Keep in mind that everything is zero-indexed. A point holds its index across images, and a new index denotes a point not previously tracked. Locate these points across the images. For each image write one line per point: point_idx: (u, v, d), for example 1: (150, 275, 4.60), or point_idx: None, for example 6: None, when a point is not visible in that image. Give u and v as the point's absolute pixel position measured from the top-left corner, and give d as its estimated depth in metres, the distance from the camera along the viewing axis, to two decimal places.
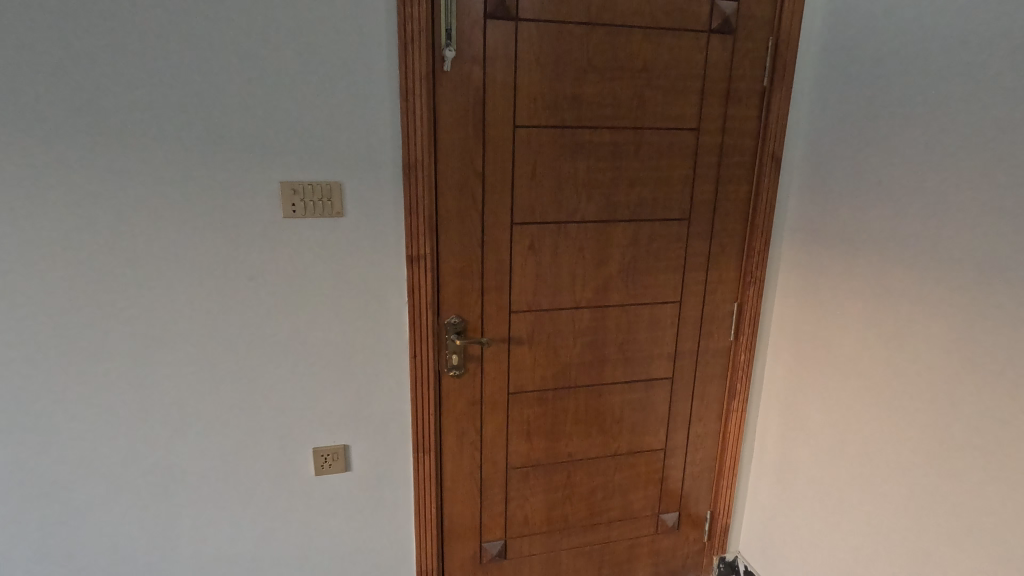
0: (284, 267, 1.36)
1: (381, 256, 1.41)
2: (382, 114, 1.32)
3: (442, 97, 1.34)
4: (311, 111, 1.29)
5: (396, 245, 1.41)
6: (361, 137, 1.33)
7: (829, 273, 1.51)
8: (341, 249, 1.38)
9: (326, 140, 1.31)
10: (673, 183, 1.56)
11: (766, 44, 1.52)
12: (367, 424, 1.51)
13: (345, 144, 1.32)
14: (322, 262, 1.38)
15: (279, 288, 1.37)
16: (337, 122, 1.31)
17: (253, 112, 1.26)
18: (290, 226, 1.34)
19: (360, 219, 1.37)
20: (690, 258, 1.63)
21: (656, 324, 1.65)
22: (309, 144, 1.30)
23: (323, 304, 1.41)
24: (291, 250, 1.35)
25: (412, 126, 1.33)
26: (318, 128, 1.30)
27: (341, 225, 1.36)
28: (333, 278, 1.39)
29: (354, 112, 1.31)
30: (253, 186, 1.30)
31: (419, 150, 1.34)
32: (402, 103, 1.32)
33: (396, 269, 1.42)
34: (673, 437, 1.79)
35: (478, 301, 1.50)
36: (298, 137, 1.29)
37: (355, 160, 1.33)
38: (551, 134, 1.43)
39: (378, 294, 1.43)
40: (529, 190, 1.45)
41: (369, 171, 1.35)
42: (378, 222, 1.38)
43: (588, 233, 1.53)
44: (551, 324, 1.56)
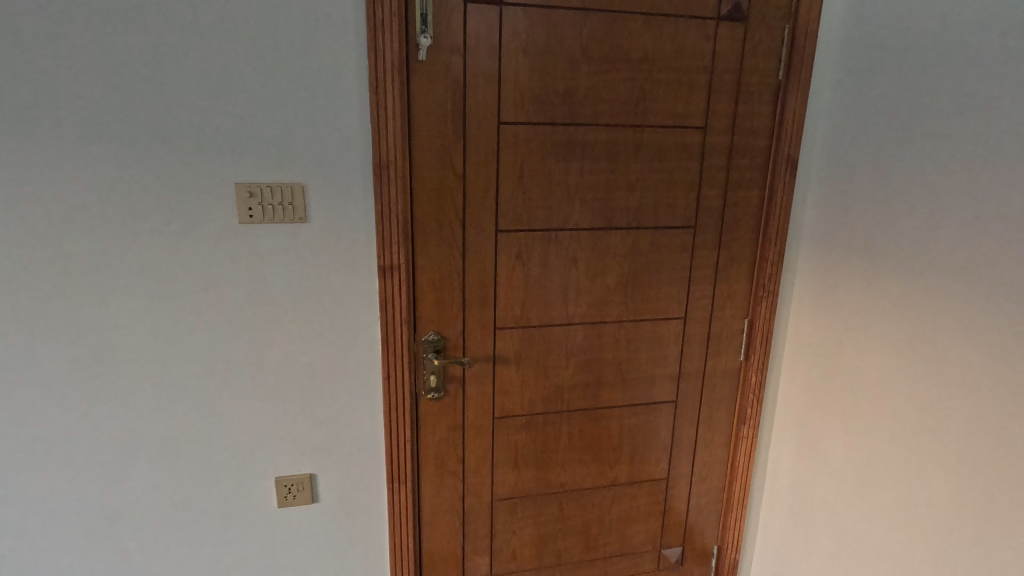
0: (241, 278, 1.22)
1: (350, 267, 1.27)
2: (350, 109, 1.19)
3: (418, 91, 1.21)
4: (270, 104, 1.15)
5: (368, 255, 1.27)
6: (326, 134, 1.19)
7: (851, 288, 1.35)
8: (305, 259, 1.24)
9: (287, 137, 1.17)
10: (677, 188, 1.41)
11: (781, 34, 1.37)
12: (336, 451, 1.36)
13: (308, 141, 1.18)
14: (284, 272, 1.24)
15: (236, 301, 1.23)
16: (299, 117, 1.17)
17: (205, 106, 1.13)
18: (248, 233, 1.20)
19: (326, 225, 1.23)
20: (696, 270, 1.48)
21: (658, 343, 1.50)
22: (268, 142, 1.17)
23: (285, 320, 1.27)
24: (249, 260, 1.21)
25: (383, 122, 1.19)
26: (278, 123, 1.17)
27: (305, 232, 1.23)
28: (296, 290, 1.25)
29: (318, 106, 1.17)
30: (206, 188, 1.17)
31: (392, 149, 1.20)
32: (371, 97, 1.18)
33: (367, 281, 1.28)
34: (677, 466, 1.63)
35: (459, 317, 1.35)
36: (255, 133, 1.16)
37: (320, 159, 1.20)
38: (540, 133, 1.29)
39: (347, 309, 1.29)
40: (516, 194, 1.31)
41: (335, 172, 1.21)
42: (346, 229, 1.24)
43: (581, 243, 1.38)
44: (541, 343, 1.41)
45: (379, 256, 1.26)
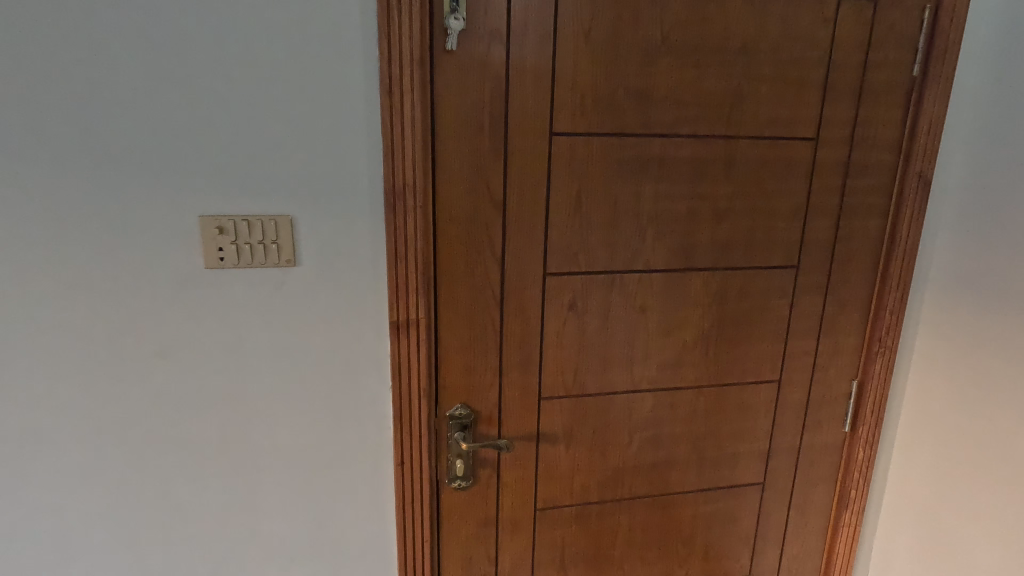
0: (210, 340, 0.92)
1: (355, 323, 0.96)
2: (354, 116, 0.88)
3: (445, 93, 0.90)
4: (247, 111, 0.85)
5: (377, 307, 0.96)
6: (323, 150, 0.88)
7: (1014, 354, 1.02)
8: (294, 314, 0.94)
9: (270, 154, 0.87)
10: (776, 218, 1.09)
11: (919, 16, 1.04)
12: (334, 555, 1.06)
13: (297, 159, 0.88)
14: (267, 331, 0.94)
15: (202, 370, 0.93)
16: (287, 128, 0.87)
17: (159, 112, 0.83)
18: (218, 281, 0.90)
19: (322, 270, 0.93)
20: (795, 321, 1.15)
21: (744, 413, 1.18)
22: (243, 161, 0.86)
23: (268, 393, 0.96)
24: (221, 316, 0.92)
25: (399, 134, 0.89)
26: (258, 136, 0.86)
27: (293, 279, 0.92)
28: (282, 354, 0.95)
29: (312, 113, 0.87)
30: (161, 223, 0.86)
31: (410, 171, 0.90)
32: (383, 100, 0.87)
33: (375, 342, 0.98)
34: (761, 560, 1.30)
35: (495, 384, 1.04)
36: (226, 150, 0.86)
37: (314, 183, 0.89)
38: (604, 148, 0.98)
39: (348, 378, 0.98)
40: (571, 228, 1.00)
41: (334, 200, 0.90)
42: (349, 275, 0.94)
43: (652, 289, 1.06)
44: (599, 416, 1.10)
45: (391, 309, 0.96)
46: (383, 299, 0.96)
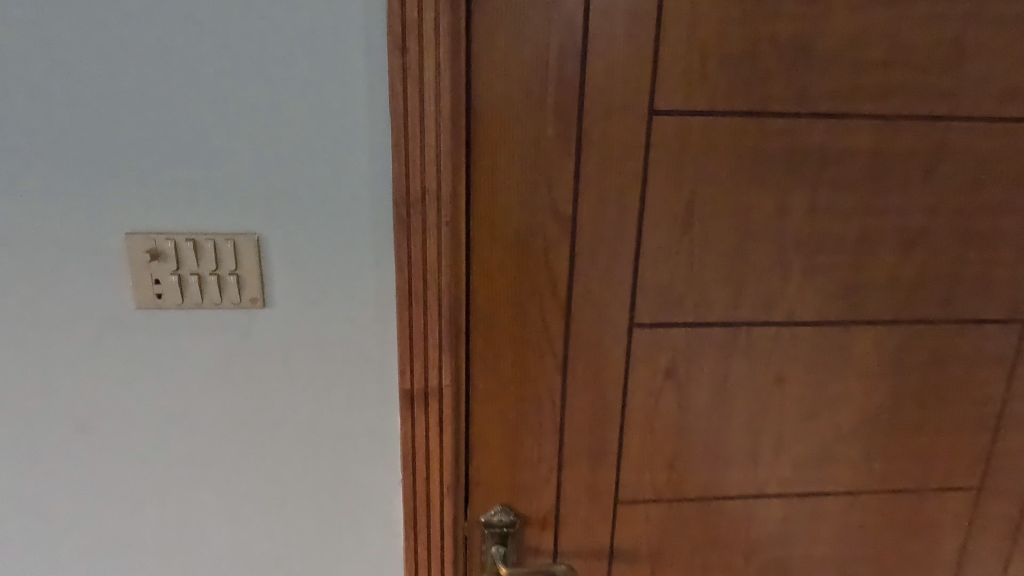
0: (149, 408, 0.65)
1: (352, 390, 0.66)
2: (351, 87, 0.58)
3: (489, 50, 0.59)
4: (191, 78, 0.56)
5: (383, 366, 0.66)
6: (303, 138, 0.59)
7: None
8: (265, 373, 0.65)
9: (227, 142, 0.58)
10: (1000, 246, 0.69)
11: None
12: None
13: (266, 151, 0.59)
14: (228, 398, 0.65)
15: (140, 450, 0.66)
16: (250, 104, 0.58)
17: (64, 81, 0.56)
18: (157, 328, 0.62)
19: (304, 314, 0.63)
20: (1014, 403, 0.75)
21: (920, 533, 0.79)
22: (187, 153, 0.58)
23: (232, 482, 0.68)
24: (162, 376, 0.64)
25: (416, 115, 0.58)
26: (208, 117, 0.57)
27: (263, 326, 0.63)
28: (251, 431, 0.67)
29: (285, 79, 0.57)
30: (73, 244, 0.59)
31: (431, 168, 0.60)
32: (393, 62, 0.57)
33: (380, 417, 0.68)
34: None
35: (551, 479, 0.72)
36: (164, 137, 0.58)
37: (290, 187, 0.60)
38: (733, 136, 0.63)
39: (341, 465, 0.69)
40: (675, 259, 0.66)
41: (322, 213, 0.61)
42: (343, 322, 0.64)
43: (794, 350, 0.70)
44: (701, 528, 0.75)
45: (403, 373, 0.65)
46: (393, 358, 0.66)
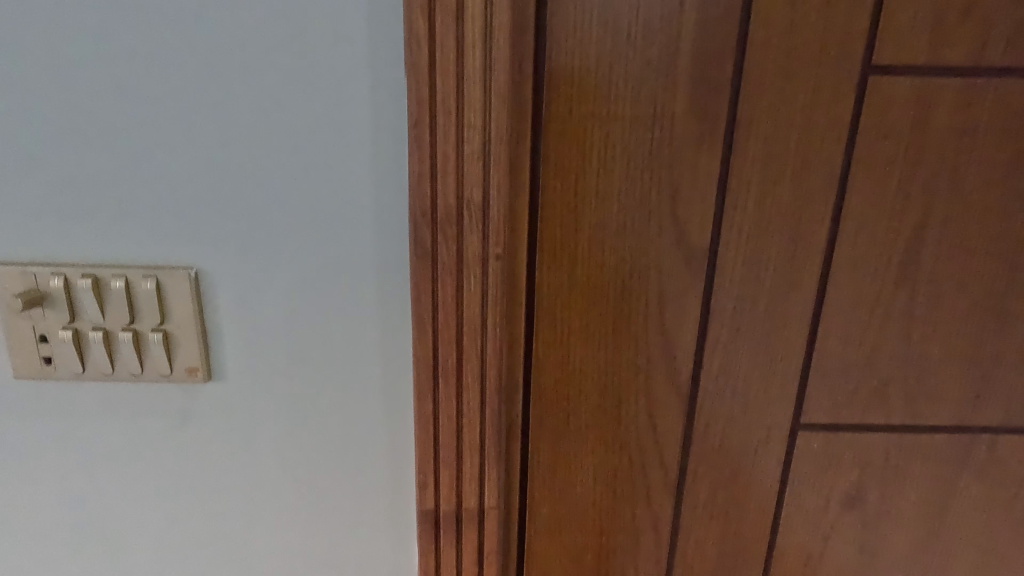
0: (43, 524, 0.43)
1: (345, 506, 0.43)
2: (343, 28, 0.34)
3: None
4: (85, 15, 0.34)
5: (392, 474, 0.43)
6: (266, 114, 0.36)
7: None
8: (212, 479, 0.42)
9: (146, 121, 0.36)
10: None
11: None
12: None
13: (209, 137, 0.36)
14: (161, 512, 0.43)
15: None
16: (179, 58, 0.35)
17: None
18: (49, 408, 0.41)
19: (271, 391, 0.41)
20: None
21: None
22: (85, 143, 0.36)
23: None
24: (62, 479, 0.42)
25: (452, 80, 0.34)
26: (114, 79, 0.35)
27: (210, 409, 0.41)
28: (195, 560, 0.44)
29: (238, 16, 0.34)
30: None
31: (474, 168, 0.36)
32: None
33: (387, 546, 0.44)
34: None
35: None
36: (47, 112, 0.36)
37: (246, 195, 0.37)
38: (1008, 113, 0.35)
39: None
40: (879, 323, 0.39)
41: (297, 238, 0.38)
42: (332, 406, 0.41)
43: None
44: None
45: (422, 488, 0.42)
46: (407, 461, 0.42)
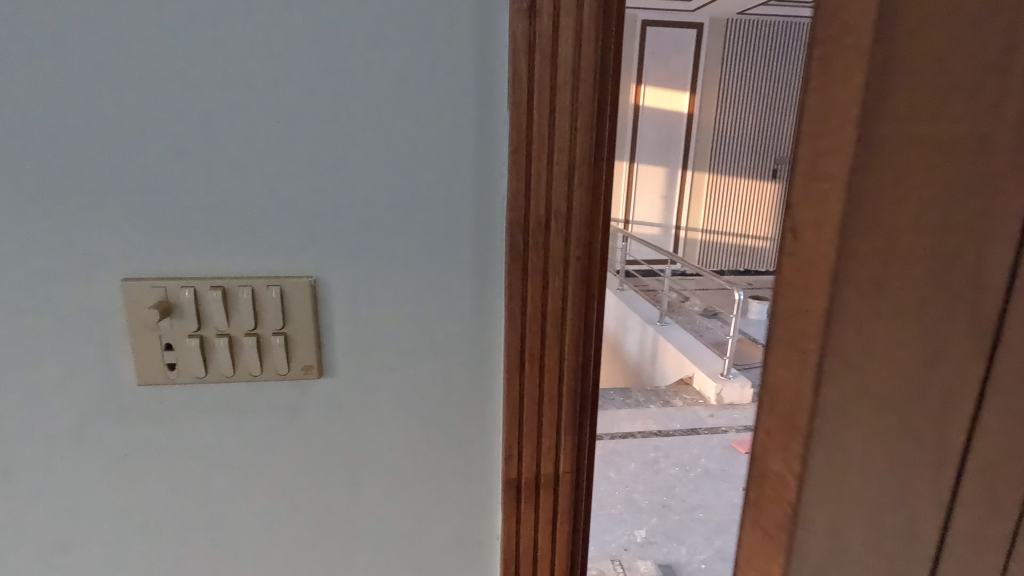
0: (173, 468, 0.58)
1: (413, 455, 0.59)
2: (419, 112, 0.51)
3: (593, 72, 0.49)
4: (258, 109, 0.51)
5: (477, 415, 0.58)
6: (393, 164, 0.52)
7: None
8: (325, 435, 0.58)
9: (269, 175, 0.52)
10: None
11: None
12: None
13: (319, 186, 0.52)
14: (261, 459, 0.58)
15: (163, 512, 0.59)
16: (340, 125, 0.51)
17: (85, 109, 0.50)
18: (176, 392, 0.56)
19: (389, 354, 0.56)
20: None
21: None
22: (259, 199, 0.52)
23: (272, 543, 0.61)
24: (185, 448, 0.58)
25: (541, 123, 0.50)
26: (276, 147, 0.52)
27: (343, 369, 0.56)
28: (288, 496, 0.60)
29: (387, 97, 0.51)
30: (101, 305, 0.54)
31: (549, 187, 0.51)
32: (519, 65, 0.49)
33: (441, 487, 0.60)
34: None
35: None
36: (199, 168, 0.52)
37: (382, 214, 0.53)
38: None
39: (415, 528, 0.61)
40: None
41: (388, 258, 0.54)
42: (409, 381, 0.57)
43: None
44: None
45: (471, 434, 0.58)
46: (460, 421, 0.58)
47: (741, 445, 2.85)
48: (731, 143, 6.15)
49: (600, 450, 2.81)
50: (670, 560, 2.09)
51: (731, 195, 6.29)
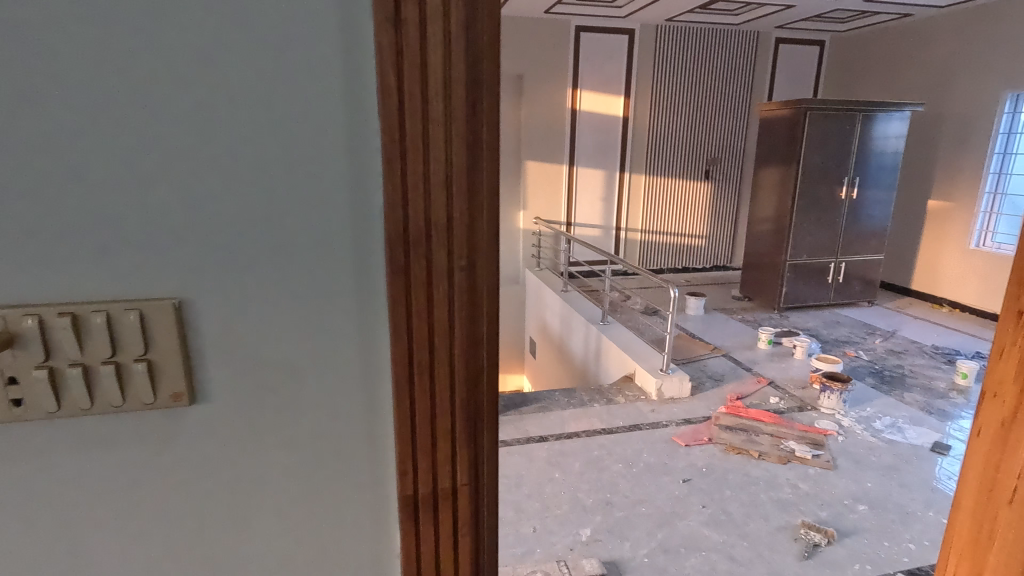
0: (19, 500, 0.57)
1: (304, 460, 0.60)
2: (286, 120, 0.52)
3: (466, 78, 0.53)
4: (102, 133, 0.50)
5: (359, 418, 0.60)
6: (253, 184, 0.53)
7: None
8: (183, 463, 0.59)
9: (116, 196, 0.52)
10: None
11: None
12: None
13: (182, 194, 0.53)
14: (135, 470, 0.58)
15: (13, 531, 0.57)
16: (190, 149, 0.52)
17: None
18: (26, 427, 0.55)
19: (259, 367, 0.57)
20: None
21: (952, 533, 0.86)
22: (98, 228, 0.52)
23: (135, 561, 0.60)
24: (41, 482, 0.56)
25: (416, 128, 0.53)
26: (118, 175, 0.51)
27: (216, 384, 0.57)
28: (157, 517, 0.59)
29: (241, 118, 0.52)
30: None
31: (429, 190, 0.54)
32: (388, 74, 0.51)
33: (333, 491, 0.61)
34: None
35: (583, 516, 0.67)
36: (35, 175, 0.51)
37: (245, 232, 0.54)
38: None
39: (301, 536, 0.62)
40: None
41: (262, 270, 0.55)
42: (297, 386, 0.58)
43: None
44: None
45: (361, 434, 0.60)
46: (352, 423, 0.60)
47: (681, 438, 2.94)
48: (665, 146, 6.35)
49: (545, 452, 2.83)
50: (614, 557, 2.12)
51: (668, 196, 6.50)
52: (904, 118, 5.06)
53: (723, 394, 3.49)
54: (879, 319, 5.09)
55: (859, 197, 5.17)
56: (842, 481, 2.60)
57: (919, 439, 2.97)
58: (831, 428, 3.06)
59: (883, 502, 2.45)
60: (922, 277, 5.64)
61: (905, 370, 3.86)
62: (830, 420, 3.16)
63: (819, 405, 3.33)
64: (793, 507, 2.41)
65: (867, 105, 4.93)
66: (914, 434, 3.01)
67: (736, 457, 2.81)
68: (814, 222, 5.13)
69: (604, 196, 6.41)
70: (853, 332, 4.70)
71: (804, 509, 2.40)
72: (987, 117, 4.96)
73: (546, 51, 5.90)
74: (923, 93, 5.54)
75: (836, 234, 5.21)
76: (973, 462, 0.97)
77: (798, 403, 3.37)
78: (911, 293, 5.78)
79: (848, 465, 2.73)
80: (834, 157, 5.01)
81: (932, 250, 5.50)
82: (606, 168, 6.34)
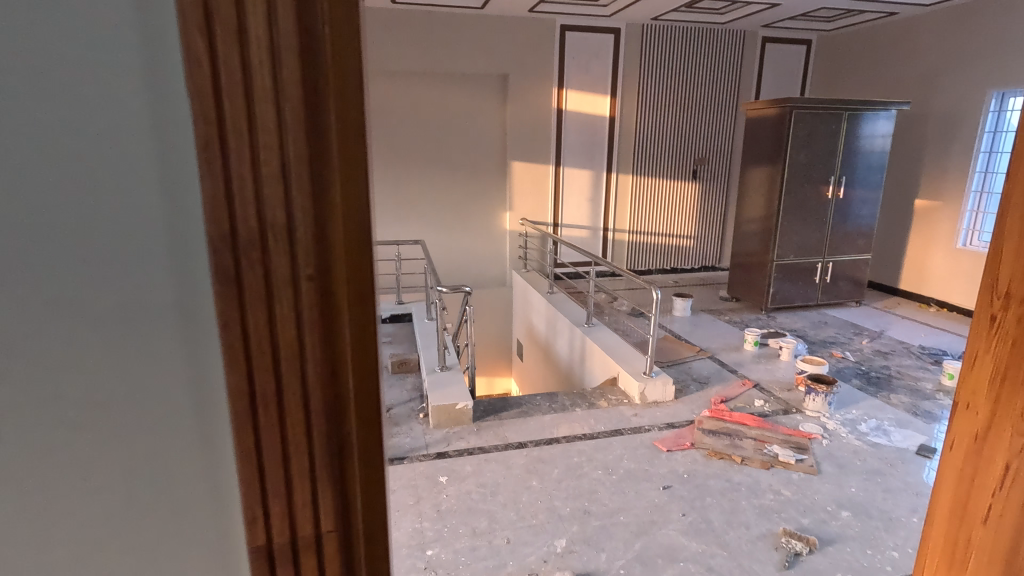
0: None
1: (141, 490, 0.54)
2: (70, 99, 0.45)
3: (300, 44, 0.45)
4: None
5: (189, 440, 0.53)
6: (26, 176, 0.46)
7: None
8: None
9: None
10: None
11: None
12: None
13: None
14: None
15: None
16: None
17: None
18: None
19: (59, 387, 0.50)
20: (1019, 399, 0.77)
21: None
22: None
23: None
24: None
25: (235, 102, 0.45)
26: None
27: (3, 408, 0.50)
28: None
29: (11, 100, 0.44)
30: None
31: (256, 177, 0.46)
32: (193, 35, 0.44)
33: (174, 521, 0.55)
34: None
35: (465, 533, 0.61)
36: None
37: (28, 235, 0.47)
38: None
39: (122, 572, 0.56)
40: None
41: (52, 275, 0.48)
42: (136, 411, 0.52)
43: None
44: None
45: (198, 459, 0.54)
46: (199, 445, 0.54)
47: (662, 443, 2.88)
48: (652, 145, 6.30)
49: (523, 458, 2.76)
50: (589, 568, 2.05)
51: (656, 196, 6.45)
52: (890, 117, 5.03)
53: (707, 397, 3.43)
54: (867, 319, 5.05)
55: (846, 196, 5.13)
56: (825, 486, 2.54)
57: (904, 442, 2.92)
58: (816, 431, 3.00)
59: (867, 508, 2.39)
60: (910, 276, 5.61)
61: (892, 371, 3.81)
62: (816, 423, 3.11)
63: (804, 407, 3.28)
64: (775, 514, 2.35)
65: (853, 104, 4.90)
66: (899, 437, 2.96)
67: (718, 462, 2.74)
68: (801, 222, 5.09)
69: (591, 197, 6.35)
70: (840, 332, 4.65)
71: (785, 516, 2.33)
72: (974, 116, 4.93)
73: (531, 51, 5.82)
74: (910, 91, 5.51)
75: (824, 234, 5.17)
76: (946, 479, 0.91)
77: (783, 405, 3.32)
78: (899, 293, 5.75)
79: (832, 469, 2.68)
80: (820, 156, 4.97)
81: (920, 250, 5.47)
82: (593, 168, 6.28)
